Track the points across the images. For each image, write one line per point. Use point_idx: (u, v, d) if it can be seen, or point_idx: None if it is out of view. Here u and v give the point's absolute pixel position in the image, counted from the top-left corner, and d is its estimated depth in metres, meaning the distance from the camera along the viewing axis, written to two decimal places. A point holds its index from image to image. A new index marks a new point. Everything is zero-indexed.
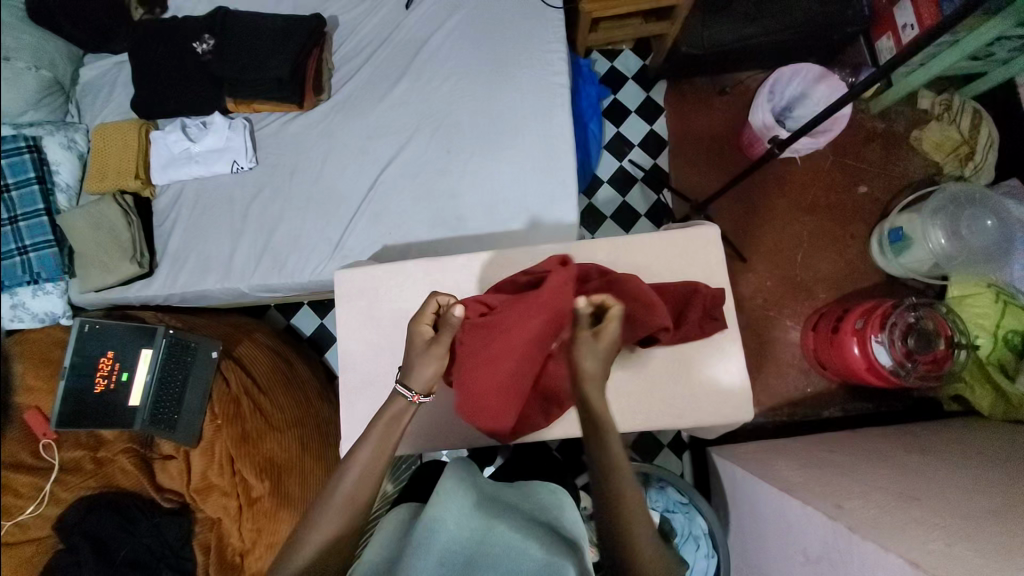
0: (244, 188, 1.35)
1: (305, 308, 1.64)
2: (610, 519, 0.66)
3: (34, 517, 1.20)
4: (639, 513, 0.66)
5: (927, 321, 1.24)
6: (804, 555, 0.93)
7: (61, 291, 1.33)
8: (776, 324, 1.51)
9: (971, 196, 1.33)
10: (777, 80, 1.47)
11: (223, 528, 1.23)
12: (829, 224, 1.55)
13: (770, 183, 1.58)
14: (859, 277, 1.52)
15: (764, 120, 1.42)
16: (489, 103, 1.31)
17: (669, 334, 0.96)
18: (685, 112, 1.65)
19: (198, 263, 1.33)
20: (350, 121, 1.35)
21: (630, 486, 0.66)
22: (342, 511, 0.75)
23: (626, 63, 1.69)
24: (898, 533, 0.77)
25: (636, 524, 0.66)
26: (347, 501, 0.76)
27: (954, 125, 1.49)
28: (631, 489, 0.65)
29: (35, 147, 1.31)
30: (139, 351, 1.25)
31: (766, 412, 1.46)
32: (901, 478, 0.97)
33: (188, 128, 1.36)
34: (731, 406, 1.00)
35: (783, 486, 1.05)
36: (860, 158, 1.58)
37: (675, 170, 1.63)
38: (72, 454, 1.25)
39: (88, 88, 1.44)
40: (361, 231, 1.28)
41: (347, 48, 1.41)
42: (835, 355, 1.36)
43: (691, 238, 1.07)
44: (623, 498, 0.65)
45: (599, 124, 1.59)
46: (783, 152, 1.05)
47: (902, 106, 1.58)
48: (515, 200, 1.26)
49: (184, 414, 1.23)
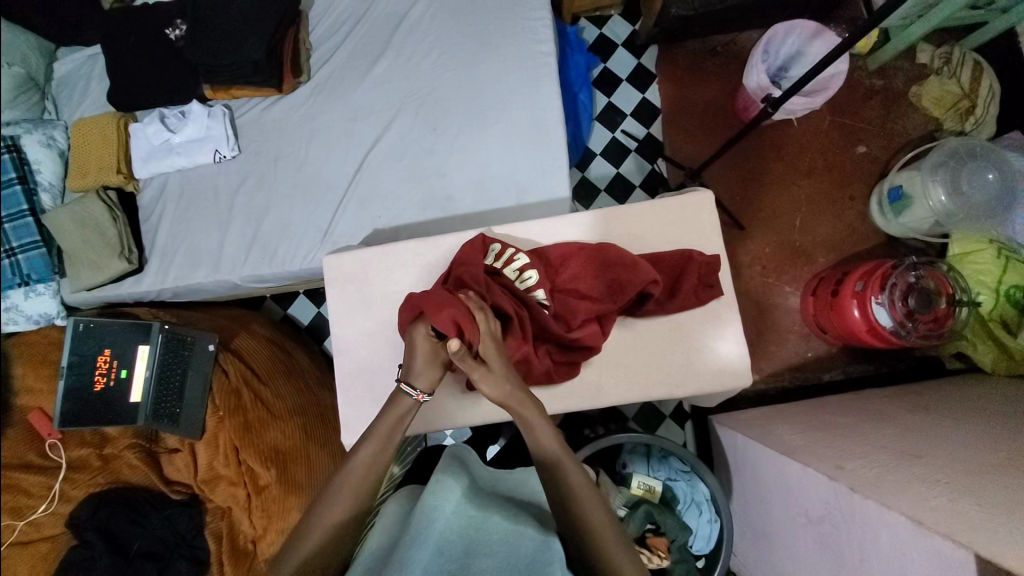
0: (229, 178, 1.33)
1: (301, 297, 1.63)
2: (569, 520, 0.77)
3: (46, 516, 1.21)
4: (593, 498, 0.77)
5: (927, 280, 1.23)
6: (806, 516, 0.94)
7: (53, 291, 1.32)
8: (776, 291, 1.49)
9: (972, 150, 1.29)
10: (770, 39, 1.43)
11: (234, 516, 1.24)
12: (827, 186, 1.52)
13: (767, 146, 1.55)
14: (860, 239, 1.49)
15: (759, 82, 1.39)
16: (474, 80, 1.27)
17: (660, 289, 0.95)
18: (679, 77, 1.61)
19: (188, 257, 1.31)
20: (332, 103, 1.32)
21: (582, 486, 0.78)
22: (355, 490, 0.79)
23: (614, 29, 1.64)
24: (898, 492, 0.77)
25: (570, 468, 0.79)
26: (352, 490, 0.79)
27: (954, 79, 1.47)
28: (579, 482, 0.78)
29: (14, 146, 1.29)
30: (137, 348, 1.25)
31: (767, 379, 1.46)
32: (904, 437, 0.97)
33: (166, 119, 1.33)
34: (730, 374, 1.00)
35: (784, 449, 1.05)
36: (858, 117, 1.54)
37: (668, 137, 1.60)
38: (78, 452, 1.25)
39: (63, 83, 1.41)
40: (351, 215, 1.26)
41: (325, 26, 1.37)
42: (836, 319, 1.34)
43: (685, 205, 1.05)
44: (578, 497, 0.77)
45: (589, 94, 1.55)
46: (778, 110, 1.02)
47: (900, 61, 1.53)
48: (504, 176, 1.23)
49: (186, 408, 1.24)
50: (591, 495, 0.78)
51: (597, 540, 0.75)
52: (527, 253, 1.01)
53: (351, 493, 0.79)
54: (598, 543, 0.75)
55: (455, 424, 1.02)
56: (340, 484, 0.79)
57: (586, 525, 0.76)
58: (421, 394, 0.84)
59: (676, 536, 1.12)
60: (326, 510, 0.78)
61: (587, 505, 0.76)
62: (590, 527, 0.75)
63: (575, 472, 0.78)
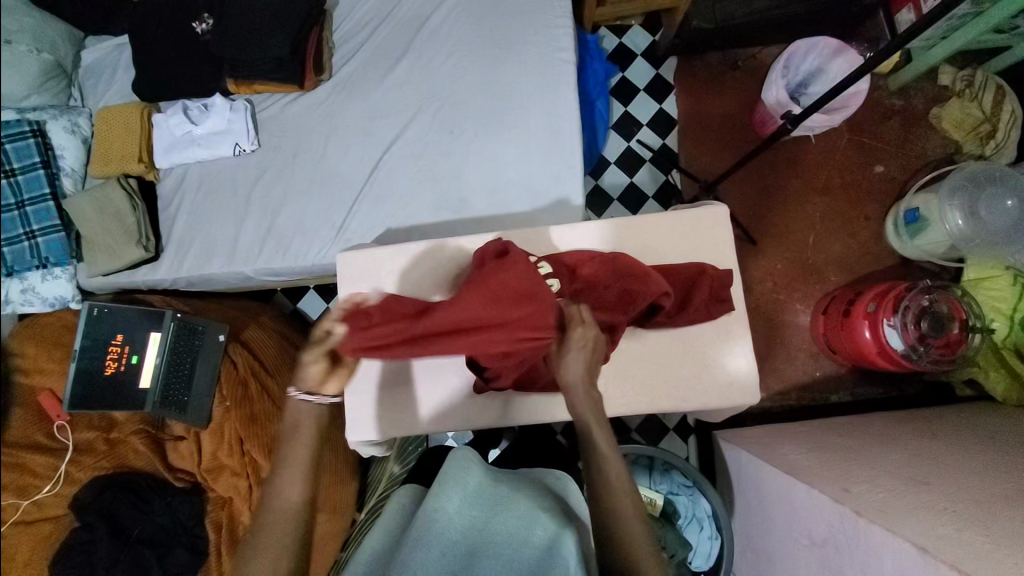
0: (247, 171, 1.35)
1: (311, 292, 1.64)
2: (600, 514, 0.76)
3: (50, 497, 1.23)
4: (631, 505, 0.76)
5: (940, 304, 1.22)
6: (809, 538, 0.93)
7: (70, 275, 1.34)
8: (786, 308, 1.48)
9: (992, 175, 1.28)
10: (792, 55, 1.42)
11: (235, 506, 1.26)
12: (842, 205, 1.51)
13: (783, 162, 1.54)
14: (873, 259, 1.48)
15: (778, 97, 1.38)
16: (493, 84, 1.28)
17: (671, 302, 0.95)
18: (697, 89, 1.61)
19: (203, 247, 1.33)
20: (352, 101, 1.34)
21: (619, 487, 0.76)
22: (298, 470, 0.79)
23: (634, 39, 1.65)
24: (904, 518, 0.76)
25: (612, 470, 0.77)
26: (293, 473, 0.79)
27: (976, 101, 1.44)
28: (617, 487, 0.76)
29: (40, 131, 1.30)
30: (149, 334, 1.26)
31: (774, 396, 1.45)
32: (912, 462, 0.96)
33: (189, 111, 1.35)
34: (737, 390, 0.99)
35: (789, 469, 1.04)
36: (876, 136, 1.53)
37: (684, 149, 1.60)
38: (84, 436, 1.27)
39: (90, 71, 1.43)
40: (365, 213, 1.27)
41: (348, 25, 1.39)
42: (845, 338, 1.34)
43: (699, 218, 1.05)
44: (612, 492, 0.76)
45: (606, 103, 1.55)
46: (796, 128, 1.03)
47: (922, 83, 1.53)
48: (519, 181, 1.24)
49: (193, 398, 1.24)
50: (623, 478, 0.77)
51: (627, 538, 0.73)
52: (544, 258, 1.00)
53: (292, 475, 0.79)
54: (622, 534, 0.74)
55: (458, 427, 1.02)
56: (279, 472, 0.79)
57: (615, 514, 0.75)
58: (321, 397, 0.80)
59: (675, 551, 1.11)
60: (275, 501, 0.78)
61: (624, 512, 0.75)
62: (625, 534, 0.74)
63: (612, 464, 0.78)
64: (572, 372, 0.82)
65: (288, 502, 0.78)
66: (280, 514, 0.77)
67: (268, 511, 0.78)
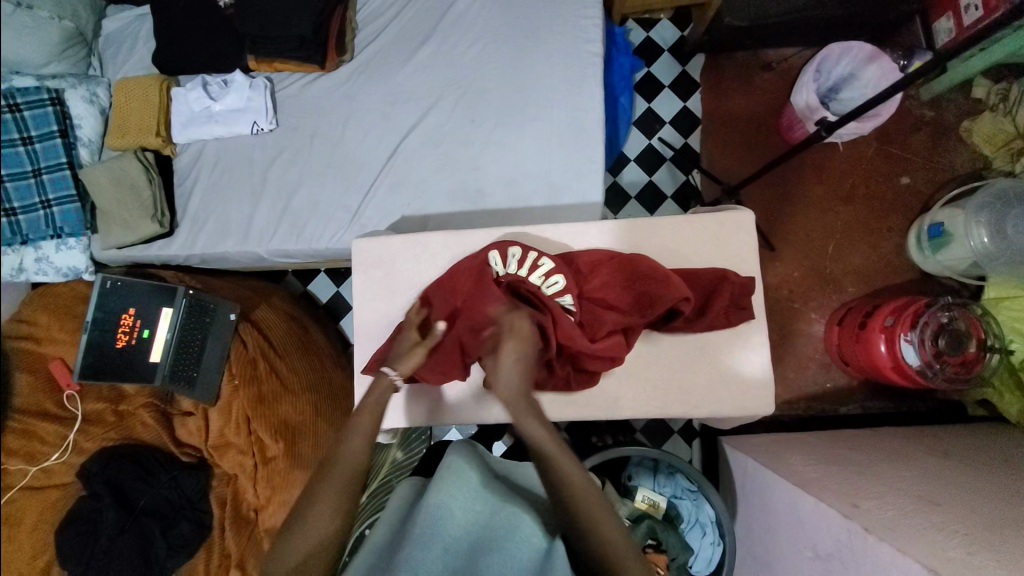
0: (264, 150, 1.33)
1: (322, 275, 1.64)
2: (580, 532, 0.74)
3: (58, 464, 1.24)
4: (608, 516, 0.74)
5: (960, 322, 1.20)
6: (814, 551, 0.93)
7: (83, 246, 1.33)
8: (800, 316, 1.47)
9: (1022, 193, 1.25)
10: (824, 59, 1.39)
11: (239, 484, 1.27)
12: (864, 215, 1.49)
13: (807, 168, 1.52)
14: (892, 272, 1.46)
15: (808, 101, 1.36)
16: (517, 74, 1.26)
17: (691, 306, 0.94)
18: (724, 89, 1.58)
19: (217, 226, 1.32)
20: (373, 84, 1.32)
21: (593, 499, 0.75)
22: (355, 463, 0.80)
23: (662, 34, 1.61)
24: (916, 538, 0.75)
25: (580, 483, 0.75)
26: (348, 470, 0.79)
27: (1010, 118, 1.37)
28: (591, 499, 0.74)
29: (58, 99, 1.29)
30: (161, 309, 1.26)
31: (782, 405, 1.44)
32: (923, 481, 0.95)
33: (209, 86, 1.34)
34: (752, 399, 0.98)
35: (797, 481, 1.04)
36: (904, 147, 1.50)
37: (706, 150, 1.57)
38: (94, 406, 1.28)
39: (110, 40, 1.42)
40: (381, 200, 1.26)
41: (373, 6, 1.36)
42: (860, 351, 1.32)
43: (723, 223, 1.03)
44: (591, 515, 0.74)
45: (630, 98, 1.52)
46: (830, 136, 1.03)
47: (954, 94, 1.49)
48: (539, 175, 1.22)
49: (203, 371, 1.25)
50: (595, 491, 0.75)
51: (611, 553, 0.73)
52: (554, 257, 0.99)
53: (348, 474, 0.79)
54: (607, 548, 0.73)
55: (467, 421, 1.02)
56: (330, 469, 0.79)
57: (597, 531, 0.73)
58: (399, 376, 0.89)
59: (676, 555, 1.11)
60: (321, 499, 0.77)
61: (603, 524, 0.74)
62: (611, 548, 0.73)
63: (572, 472, 0.75)
64: (507, 382, 0.81)
65: (361, 455, 0.81)
66: (350, 467, 0.79)
67: (338, 462, 0.80)
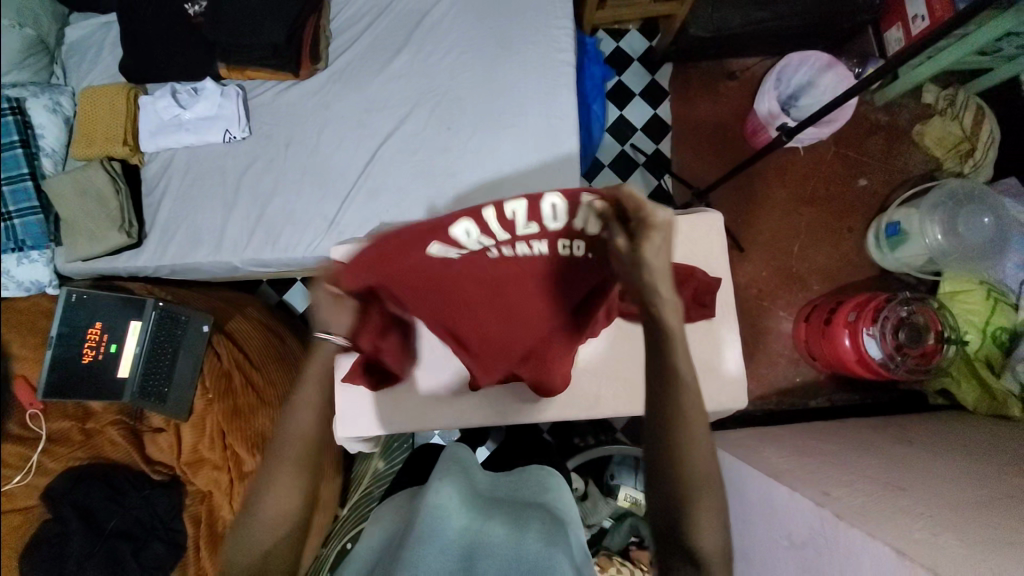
0: (236, 159, 1.32)
1: (298, 284, 1.62)
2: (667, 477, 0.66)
3: (20, 487, 1.19)
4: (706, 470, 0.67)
5: (919, 315, 1.26)
6: (788, 539, 0.96)
7: (47, 260, 1.28)
8: (770, 314, 1.52)
9: (971, 193, 1.32)
10: (783, 68, 1.46)
11: (214, 501, 1.23)
12: (826, 216, 1.55)
13: (772, 172, 1.57)
14: (856, 270, 1.52)
15: (770, 108, 1.42)
16: (491, 82, 1.28)
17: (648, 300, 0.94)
18: (691, 97, 1.63)
19: (188, 236, 1.30)
20: (347, 92, 1.32)
21: (696, 444, 0.66)
22: (307, 432, 0.88)
23: (631, 44, 1.66)
24: (883, 521, 0.79)
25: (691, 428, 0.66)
26: (303, 440, 0.87)
27: (956, 121, 1.47)
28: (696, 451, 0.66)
29: (18, 109, 1.26)
30: (129, 323, 1.23)
31: (756, 401, 1.48)
32: (889, 468, 0.99)
33: (178, 95, 1.32)
34: (725, 394, 1.01)
35: (771, 472, 1.07)
36: (862, 151, 1.57)
37: (677, 155, 1.62)
38: (58, 424, 1.23)
39: (74, 49, 1.39)
40: (357, 208, 1.26)
41: (347, 15, 1.37)
42: (827, 346, 1.37)
43: (694, 224, 1.06)
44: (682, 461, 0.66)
45: (602, 106, 1.56)
46: (790, 140, 1.08)
47: (907, 100, 1.57)
48: (514, 180, 1.24)
49: (175, 388, 1.22)
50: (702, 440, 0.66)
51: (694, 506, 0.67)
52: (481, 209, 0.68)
53: (297, 444, 0.87)
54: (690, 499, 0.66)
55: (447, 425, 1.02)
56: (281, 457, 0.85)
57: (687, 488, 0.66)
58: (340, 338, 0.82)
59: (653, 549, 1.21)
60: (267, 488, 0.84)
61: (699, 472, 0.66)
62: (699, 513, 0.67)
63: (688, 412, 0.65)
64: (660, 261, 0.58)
65: (305, 428, 0.88)
66: (295, 439, 0.87)
67: (282, 436, 0.87)
